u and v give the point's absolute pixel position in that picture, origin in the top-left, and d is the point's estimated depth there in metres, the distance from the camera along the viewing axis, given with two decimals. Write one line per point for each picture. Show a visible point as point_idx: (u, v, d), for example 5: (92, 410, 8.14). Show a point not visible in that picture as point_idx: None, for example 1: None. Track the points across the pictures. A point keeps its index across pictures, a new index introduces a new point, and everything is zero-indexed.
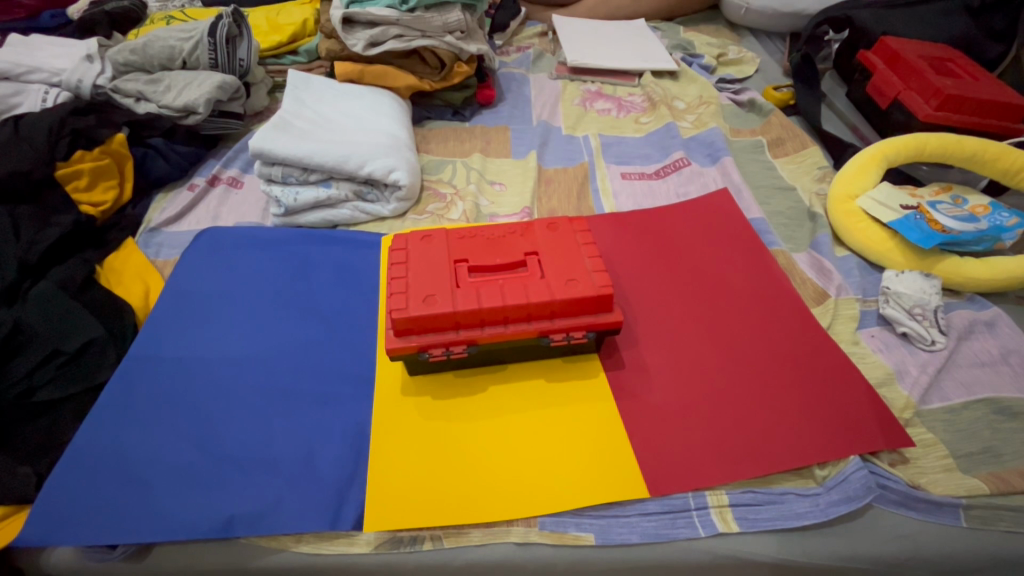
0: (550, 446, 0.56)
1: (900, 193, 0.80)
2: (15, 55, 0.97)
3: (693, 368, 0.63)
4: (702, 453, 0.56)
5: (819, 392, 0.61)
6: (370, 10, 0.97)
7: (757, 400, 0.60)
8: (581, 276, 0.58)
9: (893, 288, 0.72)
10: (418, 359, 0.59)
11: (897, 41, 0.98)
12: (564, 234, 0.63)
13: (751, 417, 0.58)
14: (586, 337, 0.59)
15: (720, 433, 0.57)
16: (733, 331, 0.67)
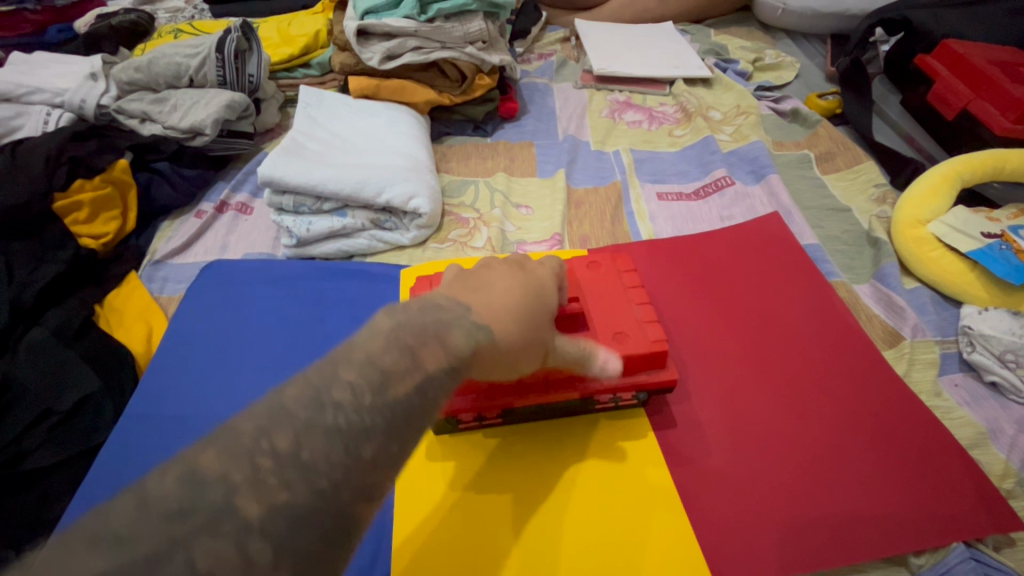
0: (596, 522, 0.49)
1: (978, 217, 0.71)
2: (15, 75, 0.92)
3: (754, 427, 0.55)
4: (774, 535, 0.48)
5: (906, 459, 0.53)
6: (386, 21, 0.90)
7: (832, 465, 0.52)
8: (630, 329, 0.51)
9: (976, 328, 0.64)
10: (445, 424, 0.52)
11: (962, 43, 0.89)
12: (606, 274, 0.56)
13: (829, 488, 0.51)
14: (634, 398, 0.54)
15: (793, 509, 0.50)
16: (797, 379, 0.59)
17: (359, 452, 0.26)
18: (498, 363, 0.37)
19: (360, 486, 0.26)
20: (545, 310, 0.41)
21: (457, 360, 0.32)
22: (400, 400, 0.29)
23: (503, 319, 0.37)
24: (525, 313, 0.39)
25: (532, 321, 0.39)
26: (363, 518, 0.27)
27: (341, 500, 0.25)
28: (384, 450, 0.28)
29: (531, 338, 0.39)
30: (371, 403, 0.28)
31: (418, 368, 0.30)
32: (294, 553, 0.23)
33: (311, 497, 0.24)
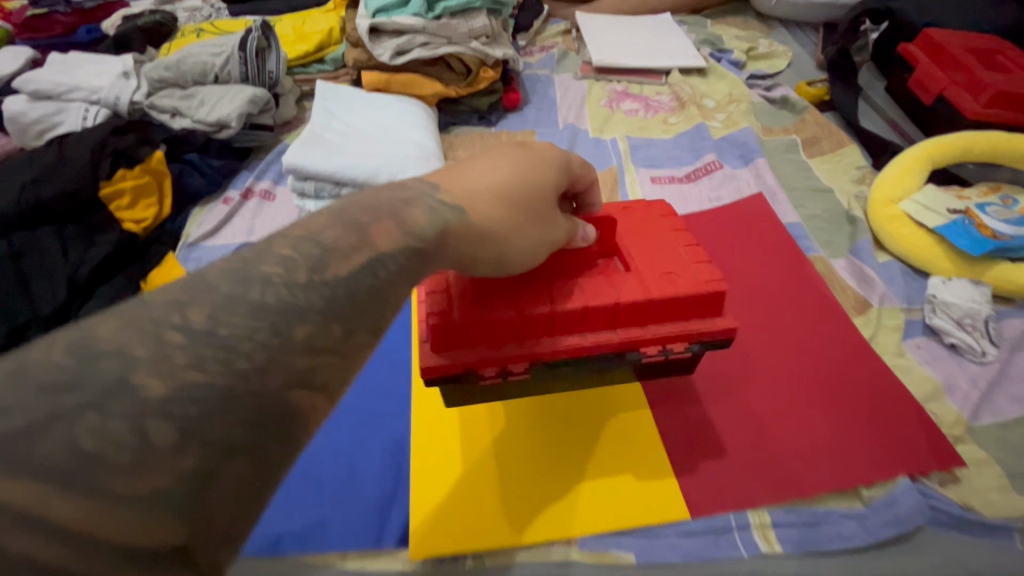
0: (589, 467, 0.56)
1: (946, 195, 0.77)
2: (55, 74, 1.00)
3: (740, 393, 0.61)
4: (744, 474, 0.55)
5: (876, 419, 0.58)
6: (396, 19, 0.98)
7: (800, 416, 0.59)
8: (679, 270, 0.51)
9: (939, 296, 0.69)
10: (461, 382, 0.49)
11: (942, 34, 0.94)
12: (643, 224, 0.56)
13: (796, 436, 0.57)
14: (687, 351, 0.51)
15: (764, 452, 0.56)
16: (774, 343, 0.66)
17: (289, 333, 0.27)
18: (472, 246, 0.39)
19: (290, 368, 0.26)
20: (532, 195, 0.43)
21: (415, 244, 0.35)
22: (339, 287, 0.30)
23: (479, 202, 0.40)
24: (512, 202, 0.42)
25: (518, 205, 0.42)
26: (306, 406, 0.27)
27: (265, 384, 0.26)
28: (318, 337, 0.28)
29: (514, 224, 0.41)
30: (307, 280, 0.29)
31: (367, 245, 0.32)
32: (212, 436, 0.24)
33: (228, 376, 0.25)
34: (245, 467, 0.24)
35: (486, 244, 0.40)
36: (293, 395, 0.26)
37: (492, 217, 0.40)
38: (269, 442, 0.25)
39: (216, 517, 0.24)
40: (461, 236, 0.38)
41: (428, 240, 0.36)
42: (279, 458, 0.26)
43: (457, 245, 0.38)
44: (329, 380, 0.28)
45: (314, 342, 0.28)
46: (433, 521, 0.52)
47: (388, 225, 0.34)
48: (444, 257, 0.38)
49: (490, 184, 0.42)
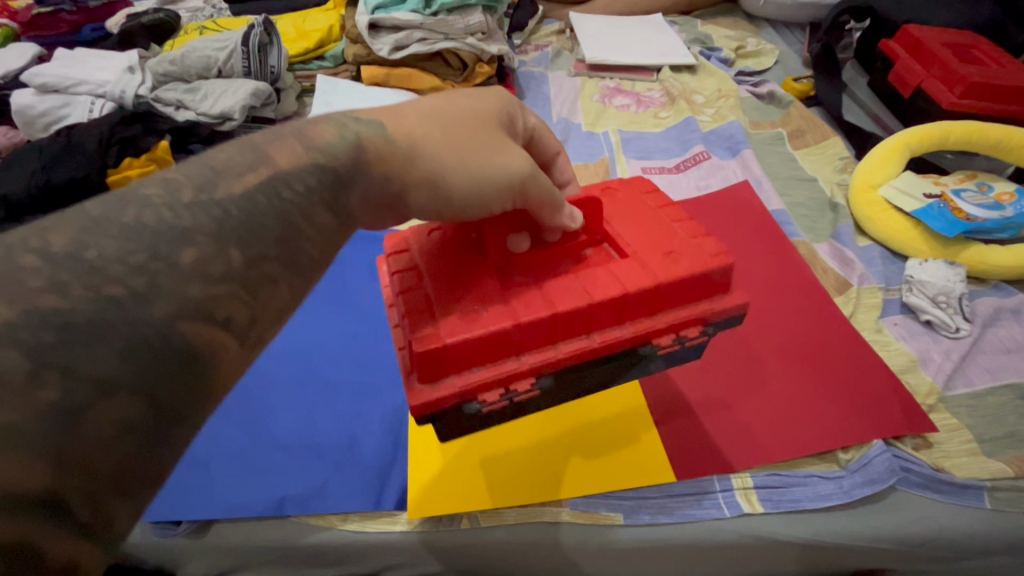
0: (584, 435, 0.58)
1: (922, 181, 0.81)
2: (62, 69, 1.03)
3: (725, 370, 0.64)
4: (734, 442, 0.58)
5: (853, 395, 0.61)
6: (394, 16, 1.03)
7: (783, 389, 0.62)
8: (680, 247, 0.45)
9: (916, 276, 0.72)
10: (457, 413, 0.41)
11: (921, 30, 0.99)
12: (627, 202, 0.50)
13: (781, 407, 0.60)
14: (702, 335, 0.45)
15: (753, 423, 0.59)
16: (759, 324, 0.69)
17: (186, 290, 0.29)
18: (388, 159, 0.40)
19: (178, 300, 0.28)
20: (467, 123, 0.44)
21: (323, 160, 0.37)
22: (234, 211, 0.32)
23: (405, 122, 0.42)
24: (447, 123, 0.43)
25: (455, 125, 0.43)
26: (214, 361, 0.29)
27: (147, 313, 0.27)
28: (211, 266, 0.30)
29: (443, 138, 0.42)
30: (207, 237, 0.31)
31: (265, 166, 0.35)
32: (81, 369, 0.25)
33: (96, 303, 0.26)
34: (125, 405, 0.25)
35: (409, 156, 0.40)
36: (180, 327, 0.28)
37: (417, 136, 0.41)
38: (149, 381, 0.26)
39: (93, 457, 0.24)
40: (376, 149, 0.40)
41: (338, 157, 0.38)
42: (163, 396, 0.27)
43: (371, 160, 0.39)
44: (231, 314, 0.30)
45: (206, 273, 0.29)
46: (433, 484, 0.55)
47: (291, 144, 0.37)
48: (368, 180, 0.39)
49: (426, 109, 0.44)
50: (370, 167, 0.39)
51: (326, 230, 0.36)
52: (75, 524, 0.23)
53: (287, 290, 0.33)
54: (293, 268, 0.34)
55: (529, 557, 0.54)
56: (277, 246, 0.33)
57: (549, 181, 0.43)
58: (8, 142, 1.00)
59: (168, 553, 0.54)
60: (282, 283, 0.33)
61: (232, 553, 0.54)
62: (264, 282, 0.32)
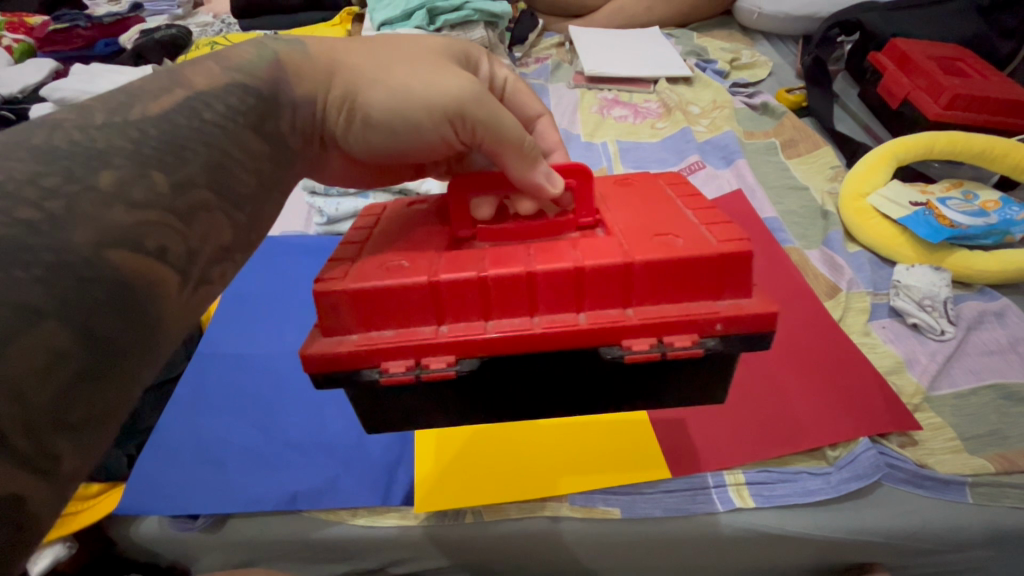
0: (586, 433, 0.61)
1: (908, 190, 0.84)
2: (79, 83, 1.06)
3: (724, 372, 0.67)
4: (711, 428, 0.61)
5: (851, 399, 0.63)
6: (399, 31, 1.06)
7: (767, 386, 0.65)
8: (680, 234, 0.43)
9: (903, 281, 0.75)
10: (363, 380, 0.41)
11: (907, 43, 1.02)
12: (639, 192, 0.50)
13: (760, 401, 0.64)
14: (701, 345, 0.41)
15: (738, 416, 0.62)
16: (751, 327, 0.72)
17: (109, 214, 0.27)
18: (319, 81, 0.43)
19: (104, 224, 0.26)
20: (410, 52, 0.46)
21: (245, 79, 0.39)
22: (151, 131, 0.32)
23: (340, 49, 0.46)
24: (385, 53, 0.46)
25: (391, 55, 0.46)
26: (157, 291, 0.28)
27: (67, 239, 0.25)
28: (134, 190, 0.28)
29: (377, 64, 0.45)
30: (125, 160, 0.29)
31: (183, 85, 0.36)
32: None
33: (9, 226, 0.23)
34: (57, 333, 0.23)
35: (342, 81, 0.44)
36: (112, 256, 0.26)
37: (351, 63, 0.45)
38: (80, 310, 0.24)
39: (27, 387, 0.22)
40: (303, 69, 0.43)
41: (256, 73, 0.40)
42: (99, 325, 0.24)
43: (301, 83, 0.43)
44: (166, 245, 0.29)
45: (131, 198, 0.28)
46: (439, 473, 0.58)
47: (207, 67, 0.39)
48: (293, 102, 0.42)
49: (368, 40, 0.47)
50: (301, 90, 0.43)
51: (257, 154, 0.38)
52: (13, 456, 0.21)
53: (223, 220, 0.34)
54: (229, 199, 0.35)
55: (531, 550, 0.57)
56: (206, 170, 0.33)
57: (487, 103, 0.44)
58: None
59: (184, 547, 0.57)
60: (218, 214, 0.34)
61: (246, 546, 0.56)
62: (197, 213, 0.32)
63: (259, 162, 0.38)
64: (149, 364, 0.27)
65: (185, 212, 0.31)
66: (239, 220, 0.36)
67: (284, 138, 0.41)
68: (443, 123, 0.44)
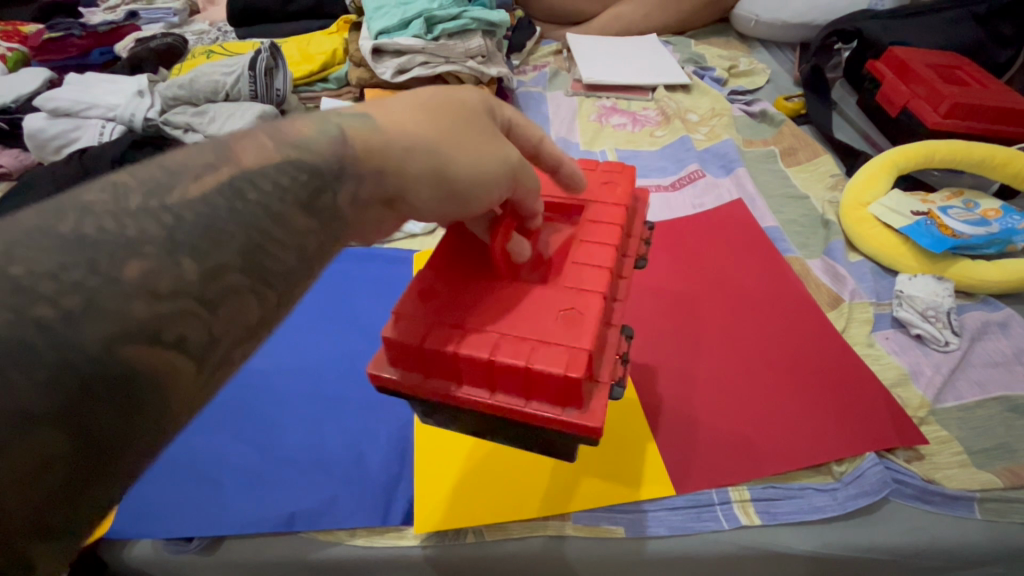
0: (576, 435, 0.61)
1: (909, 199, 0.83)
2: (74, 93, 1.05)
3: (725, 385, 0.66)
4: (775, 454, 0.59)
5: (836, 398, 0.64)
6: (397, 40, 1.06)
7: (781, 401, 0.64)
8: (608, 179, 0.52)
9: (906, 291, 0.75)
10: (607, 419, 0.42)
11: (906, 52, 1.02)
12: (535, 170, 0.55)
13: (785, 418, 0.62)
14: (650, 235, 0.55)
15: (784, 436, 0.61)
16: (753, 339, 0.71)
17: (127, 308, 0.24)
18: (398, 166, 0.36)
19: (122, 318, 0.24)
20: (458, 113, 0.41)
21: (309, 161, 0.32)
22: (188, 216, 0.27)
23: (390, 122, 0.38)
24: (432, 117, 0.40)
25: (450, 128, 0.40)
26: (168, 391, 0.25)
27: (79, 338, 0.22)
28: (160, 281, 0.25)
29: (448, 145, 0.39)
30: (156, 232, 0.26)
31: (230, 161, 0.30)
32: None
33: (16, 326, 0.21)
34: (51, 441, 0.21)
35: (419, 164, 0.37)
36: (122, 352, 0.23)
37: (417, 139, 0.38)
38: (74, 414, 0.22)
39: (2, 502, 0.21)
40: (374, 149, 0.35)
41: (320, 153, 0.33)
42: (90, 427, 0.23)
43: (379, 167, 0.36)
44: (186, 335, 0.25)
45: (154, 290, 0.25)
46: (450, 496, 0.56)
47: (259, 141, 0.32)
48: (359, 174, 0.35)
49: (405, 106, 0.40)
50: (377, 175, 0.36)
51: (303, 234, 0.31)
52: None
53: (256, 306, 0.29)
54: (264, 282, 0.29)
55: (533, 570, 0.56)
56: (243, 257, 0.28)
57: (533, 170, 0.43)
58: (18, 164, 1.02)
59: (179, 570, 0.55)
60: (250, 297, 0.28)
61: (243, 568, 0.55)
62: (227, 297, 0.27)
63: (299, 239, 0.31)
64: (151, 459, 0.25)
65: (210, 299, 0.27)
66: (275, 300, 0.30)
67: (342, 214, 0.34)
68: (507, 183, 0.41)
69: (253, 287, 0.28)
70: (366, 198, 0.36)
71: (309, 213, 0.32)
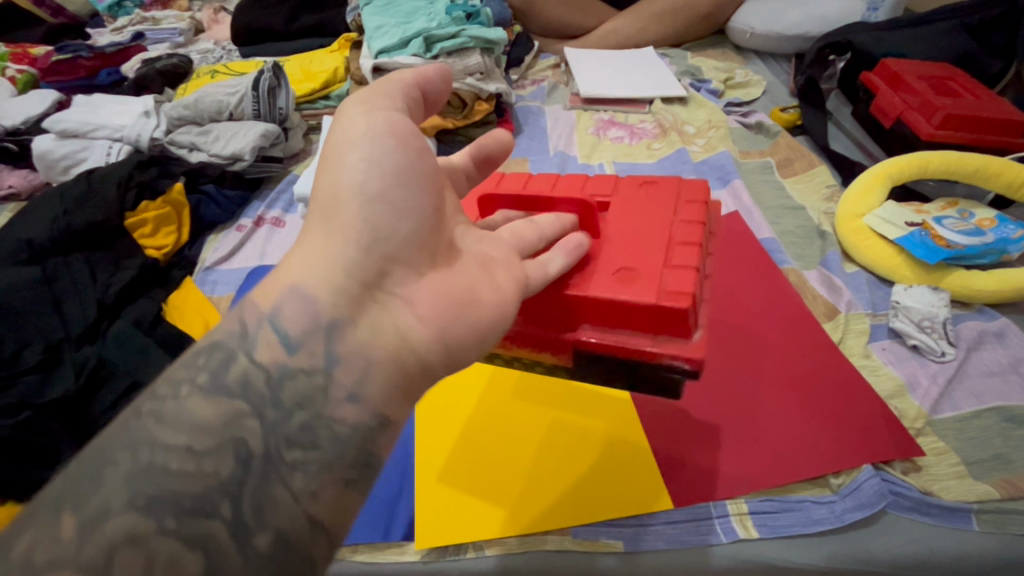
0: (597, 471, 0.60)
1: (904, 210, 0.84)
2: (81, 115, 1.08)
3: (726, 411, 0.65)
4: (830, 422, 0.63)
5: (824, 400, 0.65)
6: (397, 58, 1.08)
7: (786, 415, 0.64)
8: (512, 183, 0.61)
9: (902, 302, 0.75)
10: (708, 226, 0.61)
11: (898, 63, 1.04)
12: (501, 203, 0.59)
13: (796, 418, 0.64)
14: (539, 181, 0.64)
15: (816, 421, 0.64)
16: (746, 362, 0.70)
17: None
18: (313, 269, 0.39)
19: None
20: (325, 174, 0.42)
21: (207, 343, 0.37)
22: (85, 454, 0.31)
23: (297, 256, 0.40)
24: (322, 210, 0.41)
25: (312, 215, 0.42)
26: None
27: None
28: (37, 551, 0.27)
29: (331, 210, 0.41)
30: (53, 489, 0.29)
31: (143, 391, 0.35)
32: None
33: None
34: None
35: (347, 251, 0.39)
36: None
37: (308, 245, 0.40)
38: None
39: None
40: (273, 288, 0.39)
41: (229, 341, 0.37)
42: None
43: (288, 288, 0.38)
44: None
45: (28, 566, 0.26)
46: (548, 512, 0.57)
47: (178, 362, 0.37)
48: (272, 330, 0.37)
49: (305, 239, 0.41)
50: (295, 298, 0.38)
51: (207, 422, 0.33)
52: None
53: (175, 547, 0.29)
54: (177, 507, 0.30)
55: None
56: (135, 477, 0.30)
57: (369, 108, 0.43)
58: (27, 184, 1.04)
59: None
60: (168, 539, 0.29)
61: None
62: (116, 550, 0.28)
63: (205, 438, 0.32)
64: None
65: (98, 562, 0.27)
66: (225, 531, 0.31)
67: (279, 373, 0.36)
68: (383, 128, 0.42)
69: (176, 524, 0.29)
70: (297, 332, 0.37)
71: (215, 403, 0.34)
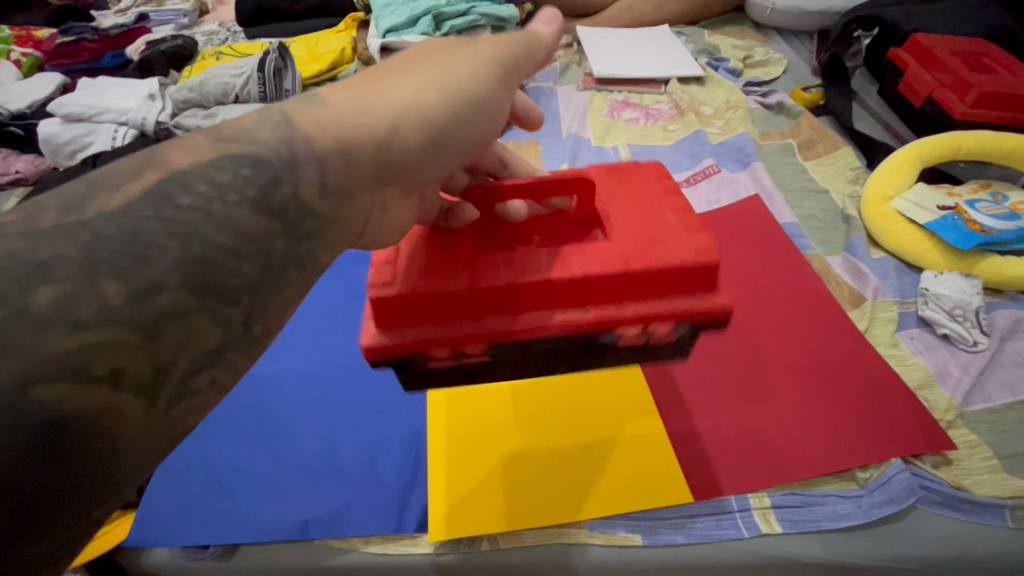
0: (597, 450, 0.60)
1: (935, 193, 0.81)
2: (86, 98, 1.06)
3: (756, 391, 0.64)
4: (861, 420, 0.60)
5: (861, 393, 0.63)
6: (405, 38, 1.05)
7: (817, 400, 0.62)
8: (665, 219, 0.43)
9: (931, 289, 0.72)
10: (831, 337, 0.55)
11: (929, 38, 0.99)
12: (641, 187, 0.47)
13: (825, 409, 0.62)
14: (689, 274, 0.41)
15: (848, 412, 0.61)
16: (785, 348, 0.68)
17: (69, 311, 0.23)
18: (362, 136, 0.34)
19: (35, 356, 0.22)
20: (430, 68, 0.38)
21: (250, 153, 0.30)
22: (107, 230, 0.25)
23: (345, 102, 0.35)
24: (388, 83, 0.36)
25: (381, 82, 0.36)
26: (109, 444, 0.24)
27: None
28: (80, 306, 0.23)
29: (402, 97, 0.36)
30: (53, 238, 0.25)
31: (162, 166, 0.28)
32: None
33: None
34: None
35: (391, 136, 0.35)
36: (42, 395, 0.22)
37: (365, 105, 0.34)
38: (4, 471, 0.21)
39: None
40: (325, 125, 0.33)
41: (278, 149, 0.30)
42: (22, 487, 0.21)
43: (342, 145, 0.33)
44: (122, 369, 0.24)
45: (74, 318, 0.23)
46: (581, 498, 0.56)
47: (194, 139, 0.30)
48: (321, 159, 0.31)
49: (358, 89, 0.36)
50: (343, 155, 0.33)
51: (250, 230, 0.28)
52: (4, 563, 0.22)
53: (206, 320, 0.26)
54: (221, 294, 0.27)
55: None
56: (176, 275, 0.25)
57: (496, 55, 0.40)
58: (34, 169, 1.02)
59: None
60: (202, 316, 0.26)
61: None
62: (168, 321, 0.25)
63: (248, 245, 0.28)
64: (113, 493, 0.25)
65: (149, 326, 0.24)
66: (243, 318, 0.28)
67: (311, 206, 0.31)
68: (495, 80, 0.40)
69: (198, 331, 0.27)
70: (338, 180, 0.32)
71: (259, 216, 0.29)
